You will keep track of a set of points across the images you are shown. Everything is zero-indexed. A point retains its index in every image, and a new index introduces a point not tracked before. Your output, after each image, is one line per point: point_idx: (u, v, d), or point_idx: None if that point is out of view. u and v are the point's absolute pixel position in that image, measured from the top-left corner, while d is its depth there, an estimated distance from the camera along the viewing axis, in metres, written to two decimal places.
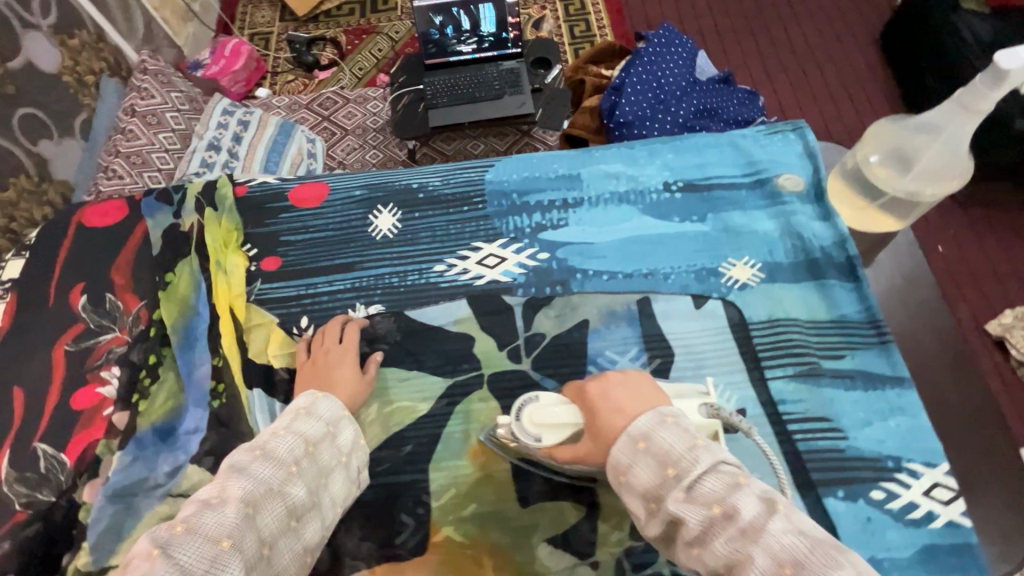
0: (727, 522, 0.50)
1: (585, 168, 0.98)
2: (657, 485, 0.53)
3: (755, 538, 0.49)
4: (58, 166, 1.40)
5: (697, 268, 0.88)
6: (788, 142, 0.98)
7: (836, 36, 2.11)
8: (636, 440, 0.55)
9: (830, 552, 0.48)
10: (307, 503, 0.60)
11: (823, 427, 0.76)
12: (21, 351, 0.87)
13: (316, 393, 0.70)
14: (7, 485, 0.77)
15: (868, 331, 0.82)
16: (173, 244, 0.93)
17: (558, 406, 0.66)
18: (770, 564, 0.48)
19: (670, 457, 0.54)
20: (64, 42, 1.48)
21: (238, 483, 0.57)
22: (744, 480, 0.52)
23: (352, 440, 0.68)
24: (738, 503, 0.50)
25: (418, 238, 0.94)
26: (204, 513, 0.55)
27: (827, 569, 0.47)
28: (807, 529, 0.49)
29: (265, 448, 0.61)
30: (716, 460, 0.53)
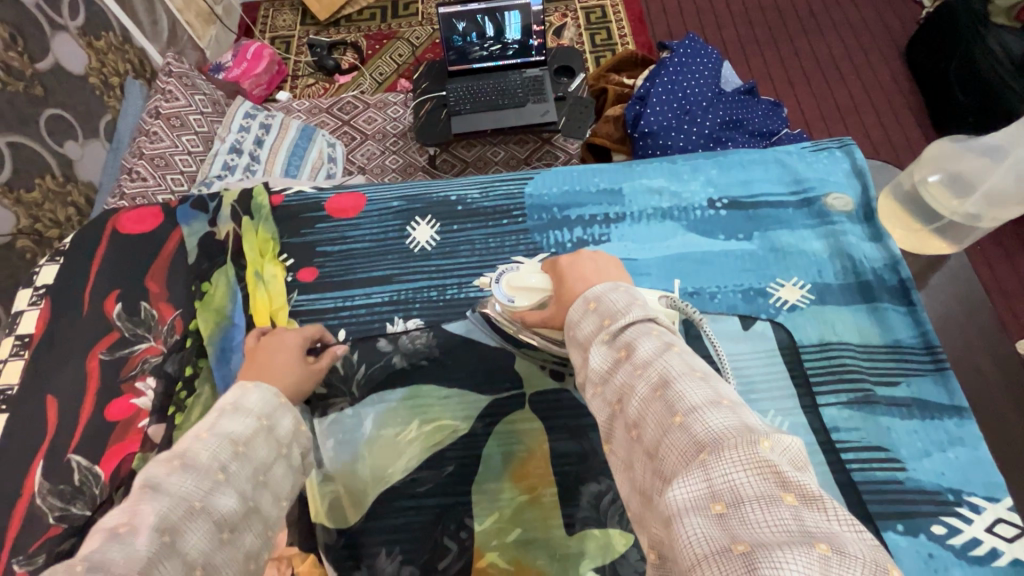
0: (625, 361, 0.47)
1: (628, 183, 0.96)
2: (591, 334, 0.51)
3: (641, 370, 0.45)
4: (83, 167, 1.40)
5: (744, 288, 0.86)
6: (834, 159, 0.96)
7: (861, 48, 2.08)
8: (588, 302, 0.53)
9: (702, 380, 0.44)
10: (238, 511, 0.54)
11: (879, 457, 0.73)
12: (55, 359, 0.86)
13: (246, 385, 0.64)
14: (41, 497, 0.76)
15: (923, 356, 0.79)
16: (209, 254, 0.92)
17: (534, 274, 0.71)
18: (646, 391, 0.44)
19: (610, 310, 0.51)
20: (91, 44, 1.48)
21: (149, 505, 0.50)
22: (657, 330, 0.49)
23: (291, 428, 0.63)
24: (637, 343, 0.47)
25: (457, 252, 0.92)
26: (109, 548, 0.47)
27: (690, 389, 0.43)
28: (692, 363, 0.46)
29: (184, 457, 0.54)
30: (646, 314, 0.50)
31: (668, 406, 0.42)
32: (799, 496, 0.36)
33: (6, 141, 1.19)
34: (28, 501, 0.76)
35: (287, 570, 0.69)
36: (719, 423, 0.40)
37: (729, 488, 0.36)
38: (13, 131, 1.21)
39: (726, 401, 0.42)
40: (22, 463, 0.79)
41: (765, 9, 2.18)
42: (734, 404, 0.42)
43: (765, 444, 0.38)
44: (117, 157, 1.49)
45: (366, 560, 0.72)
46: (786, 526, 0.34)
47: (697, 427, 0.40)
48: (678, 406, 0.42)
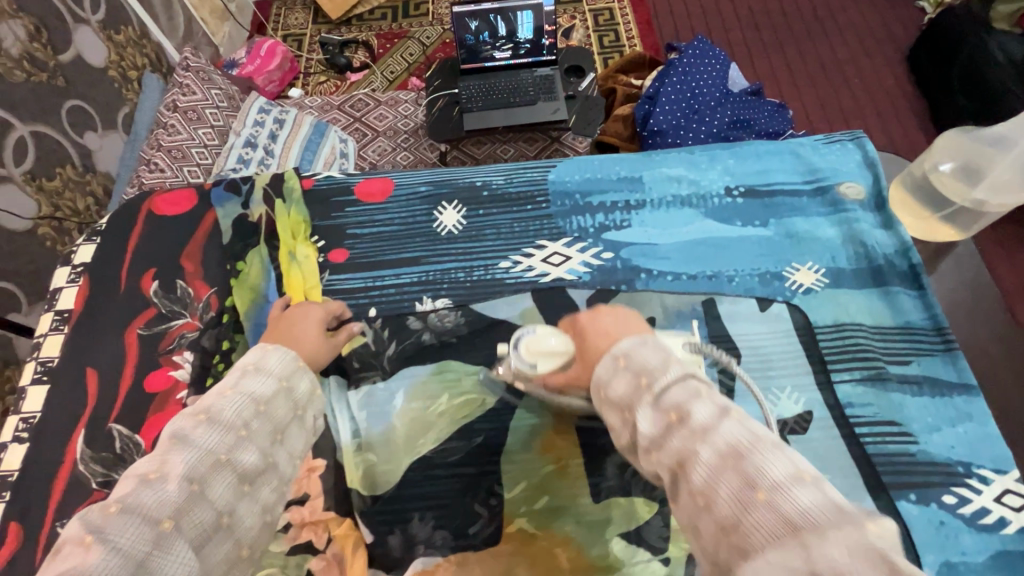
0: (679, 425, 0.47)
1: (648, 172, 0.99)
2: (629, 396, 0.51)
3: (702, 436, 0.45)
4: (101, 158, 1.43)
5: (761, 272, 0.89)
6: (847, 151, 0.99)
7: (865, 53, 2.13)
8: (618, 358, 0.54)
9: (774, 449, 0.43)
10: (259, 467, 0.57)
11: (893, 431, 0.76)
12: (94, 333, 0.89)
13: (267, 346, 0.65)
14: (83, 464, 0.79)
15: (934, 337, 0.83)
16: (242, 235, 0.96)
17: (553, 336, 0.68)
18: (712, 457, 0.44)
19: (645, 368, 0.51)
20: (111, 37, 1.50)
21: (179, 456, 0.54)
22: (704, 390, 0.49)
23: (308, 390, 0.64)
24: (693, 408, 0.47)
25: (483, 235, 0.95)
26: (141, 493, 0.51)
27: (765, 462, 0.42)
28: (759, 431, 0.45)
29: (209, 412, 0.57)
30: (685, 372, 0.50)
31: (746, 480, 0.42)
32: None
33: (30, 130, 1.22)
34: (71, 467, 0.79)
35: (325, 533, 0.74)
36: (806, 501, 0.39)
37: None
38: (37, 121, 1.24)
39: (809, 475, 0.41)
40: (63, 431, 0.82)
41: (770, 14, 2.23)
42: (817, 479, 0.41)
43: (870, 528, 0.36)
44: (134, 149, 1.51)
45: (400, 525, 0.74)
46: None
47: (782, 504, 0.40)
48: (759, 481, 0.41)
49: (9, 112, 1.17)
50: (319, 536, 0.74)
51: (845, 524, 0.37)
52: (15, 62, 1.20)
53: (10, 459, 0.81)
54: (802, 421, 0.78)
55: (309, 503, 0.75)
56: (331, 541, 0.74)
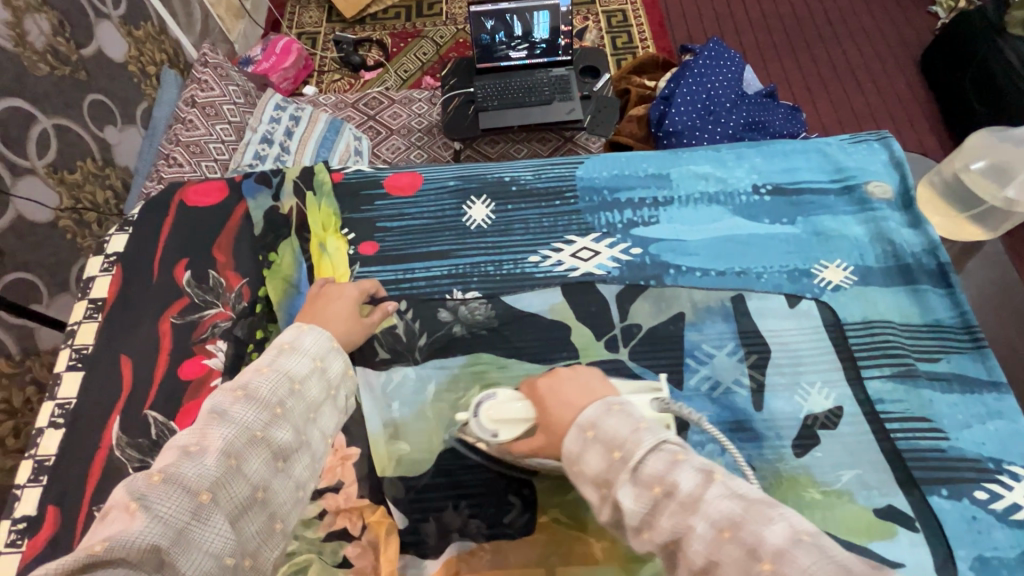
0: (667, 499, 0.50)
1: (675, 169, 1.00)
2: (606, 470, 0.53)
3: (694, 509, 0.48)
4: (120, 152, 1.42)
5: (790, 269, 0.90)
6: (873, 151, 1.00)
7: (877, 58, 2.13)
8: (585, 429, 0.56)
9: (763, 510, 0.48)
10: (293, 444, 0.58)
11: (923, 427, 0.77)
12: (128, 322, 0.90)
13: (302, 326, 0.67)
14: (119, 449, 0.80)
15: (962, 335, 0.84)
16: (273, 227, 0.96)
17: (516, 403, 0.70)
18: (710, 531, 0.47)
19: (614, 440, 0.54)
20: (131, 33, 1.50)
21: (218, 431, 0.54)
22: (681, 454, 0.52)
23: (341, 370, 0.66)
24: (676, 478, 0.50)
25: (512, 230, 0.96)
26: (182, 464, 0.52)
27: (761, 526, 0.47)
28: (746, 493, 0.49)
29: (246, 388, 0.58)
30: (658, 439, 0.53)
31: (749, 552, 0.46)
32: None
33: (52, 123, 1.21)
34: (107, 452, 0.80)
35: (359, 520, 0.75)
36: (808, 563, 0.43)
37: None
38: (60, 114, 1.23)
39: (807, 535, 0.46)
40: (99, 419, 0.83)
41: (782, 18, 2.24)
42: (814, 537, 0.46)
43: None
44: (152, 143, 1.51)
45: (434, 514, 0.75)
46: None
47: (788, 571, 0.44)
48: (762, 553, 0.45)
49: (32, 105, 1.17)
50: (354, 523, 0.74)
51: None
52: (39, 55, 1.20)
53: (47, 445, 0.82)
54: (833, 416, 0.78)
55: (343, 491, 0.76)
56: (366, 527, 0.74)
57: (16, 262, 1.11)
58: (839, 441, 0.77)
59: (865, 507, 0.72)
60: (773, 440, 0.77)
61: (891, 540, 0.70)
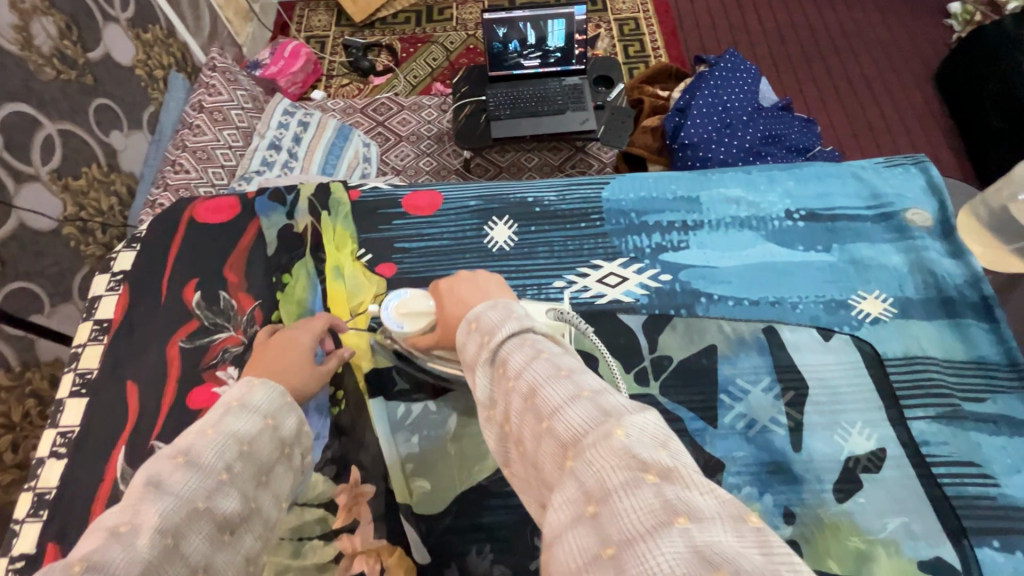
0: (500, 376, 0.47)
1: (705, 192, 0.96)
2: (474, 355, 0.50)
3: (514, 382, 0.45)
4: (126, 158, 1.38)
5: (826, 299, 0.86)
6: (910, 176, 0.97)
7: (893, 69, 2.10)
8: (470, 323, 0.53)
9: (559, 378, 0.44)
10: (241, 513, 0.54)
11: (972, 472, 0.73)
12: (136, 346, 0.86)
13: (253, 381, 0.62)
14: (125, 483, 0.76)
15: (1009, 374, 0.80)
16: (288, 247, 0.93)
17: (426, 301, 0.74)
18: (519, 402, 0.44)
19: (488, 329, 0.51)
20: (139, 36, 1.47)
21: (153, 504, 0.48)
22: (531, 339, 0.49)
23: (295, 428, 0.62)
24: (509, 356, 0.47)
25: (536, 253, 0.92)
26: (110, 547, 0.45)
27: (549, 392, 0.43)
28: (561, 361, 0.46)
29: (189, 454, 0.53)
30: (520, 326, 0.50)
31: (535, 415, 0.42)
32: (660, 473, 0.36)
33: (57, 129, 1.17)
34: (111, 487, 0.76)
35: (377, 563, 0.70)
36: (579, 420, 0.40)
37: (598, 484, 0.36)
38: (65, 119, 1.20)
39: (587, 391, 0.42)
40: (103, 448, 0.79)
41: (798, 28, 2.20)
42: (594, 393, 0.42)
43: (620, 433, 0.38)
44: (159, 149, 1.47)
45: (456, 559, 0.71)
46: (649, 506, 0.34)
47: (559, 430, 0.41)
48: (544, 412, 0.42)
49: (38, 111, 1.13)
50: (372, 566, 0.70)
51: (600, 435, 0.38)
52: (46, 59, 1.17)
53: (48, 476, 0.78)
54: (876, 459, 0.74)
55: (359, 532, 0.72)
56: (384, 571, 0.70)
57: (18, 272, 1.07)
58: (885, 486, 0.73)
59: (909, 559, 0.68)
60: (813, 483, 0.73)
61: None
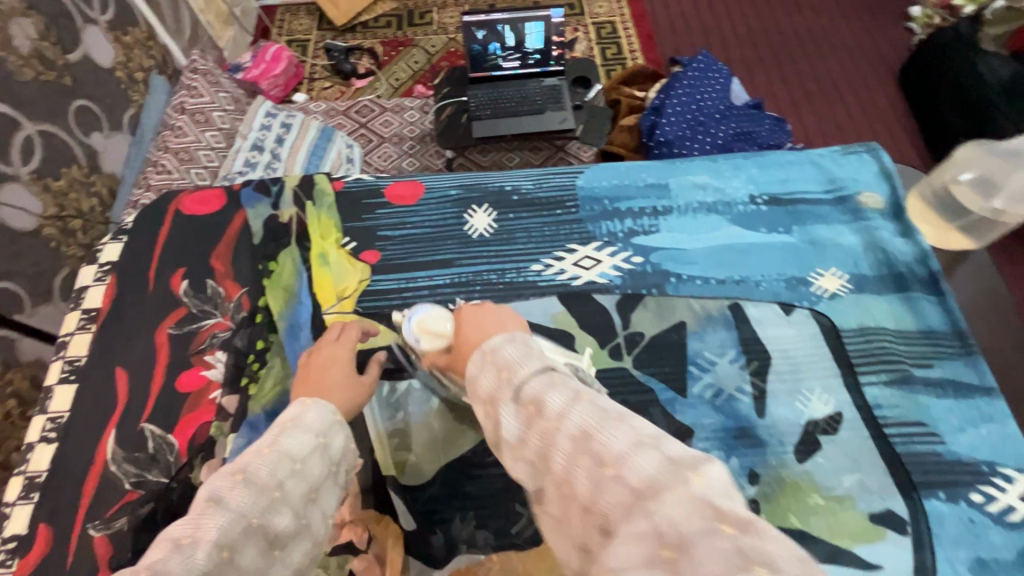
0: (538, 416, 0.46)
1: (673, 179, 1.02)
2: (494, 390, 0.49)
3: (557, 424, 0.44)
4: (107, 158, 1.39)
5: (787, 277, 0.92)
6: (863, 162, 1.03)
7: (858, 71, 2.19)
8: (486, 354, 0.53)
9: (615, 421, 0.43)
10: (291, 530, 0.52)
11: (920, 431, 0.79)
12: (124, 334, 0.88)
13: (306, 401, 0.62)
14: (115, 464, 0.78)
15: (954, 342, 0.86)
16: (273, 236, 0.95)
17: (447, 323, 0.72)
18: (568, 444, 0.43)
19: (506, 362, 0.50)
20: (119, 38, 1.48)
21: (214, 518, 0.49)
22: (561, 378, 0.48)
23: (343, 447, 0.60)
24: (548, 396, 0.46)
25: (515, 238, 0.96)
26: (171, 559, 0.46)
27: (610, 435, 0.42)
28: (607, 405, 0.45)
29: (246, 471, 0.52)
30: (545, 364, 0.49)
31: (594, 457, 0.41)
32: (736, 524, 0.35)
33: (36, 129, 1.18)
34: (101, 468, 0.78)
35: (365, 531, 0.72)
36: (648, 467, 0.39)
37: (673, 531, 0.35)
38: (44, 120, 1.21)
39: (648, 438, 0.41)
40: (92, 432, 0.81)
41: (768, 32, 2.29)
42: (655, 439, 0.41)
43: (696, 483, 0.37)
44: (140, 150, 1.48)
45: (441, 526, 0.74)
46: (727, 557, 0.34)
47: (627, 476, 0.39)
48: (605, 456, 0.41)
49: (16, 111, 1.14)
50: (360, 535, 0.72)
51: (676, 482, 0.38)
52: (25, 60, 1.18)
53: (38, 460, 0.80)
54: (833, 422, 0.80)
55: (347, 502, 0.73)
56: (372, 539, 0.72)
57: None
58: (842, 447, 0.78)
59: (863, 513, 0.73)
60: (775, 446, 0.78)
61: (880, 541, 0.72)
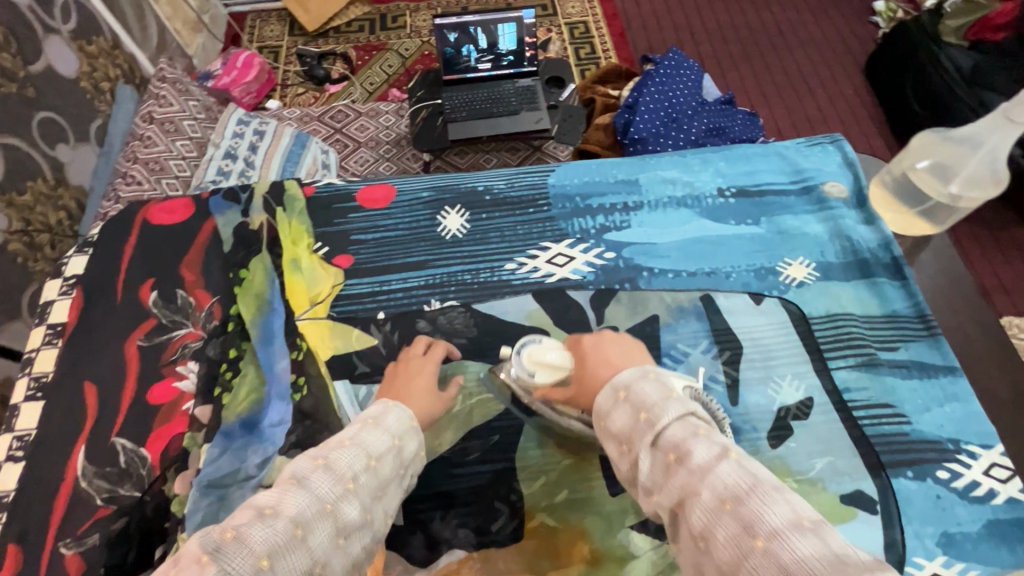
0: (678, 466, 0.50)
1: (643, 175, 1.03)
2: (630, 430, 0.55)
3: (701, 478, 0.48)
4: (74, 171, 1.36)
5: (757, 267, 0.93)
6: (827, 153, 1.06)
7: (826, 65, 2.23)
8: (618, 390, 0.59)
9: (768, 492, 0.46)
10: (358, 522, 0.54)
11: (887, 413, 0.81)
12: (92, 348, 0.86)
13: (388, 403, 0.66)
14: (86, 481, 0.76)
15: (918, 325, 0.88)
16: (243, 243, 0.94)
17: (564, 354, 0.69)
18: (712, 502, 0.47)
19: (642, 404, 0.56)
20: (83, 48, 1.45)
21: (296, 497, 0.51)
22: (703, 429, 0.53)
23: (415, 453, 0.63)
24: (692, 447, 0.51)
25: (488, 238, 0.97)
26: (254, 525, 0.48)
27: (762, 506, 0.45)
28: (756, 473, 0.48)
29: (327, 458, 0.55)
30: (684, 411, 0.54)
31: (746, 528, 0.44)
32: None
33: None
34: (72, 485, 0.76)
35: None
36: (804, 549, 0.42)
37: None
38: (6, 133, 1.18)
39: (808, 521, 0.44)
40: (62, 449, 0.79)
41: (737, 28, 2.33)
42: (815, 524, 0.44)
43: None
44: (108, 161, 1.44)
45: (421, 526, 0.74)
46: None
47: (781, 554, 0.42)
48: (758, 528, 0.44)
49: None
50: None
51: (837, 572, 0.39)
52: None
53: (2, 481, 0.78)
54: (805, 407, 0.81)
55: None
56: None
57: None
58: (812, 432, 0.80)
59: (833, 494, 0.75)
60: (748, 433, 0.80)
61: (851, 521, 0.73)
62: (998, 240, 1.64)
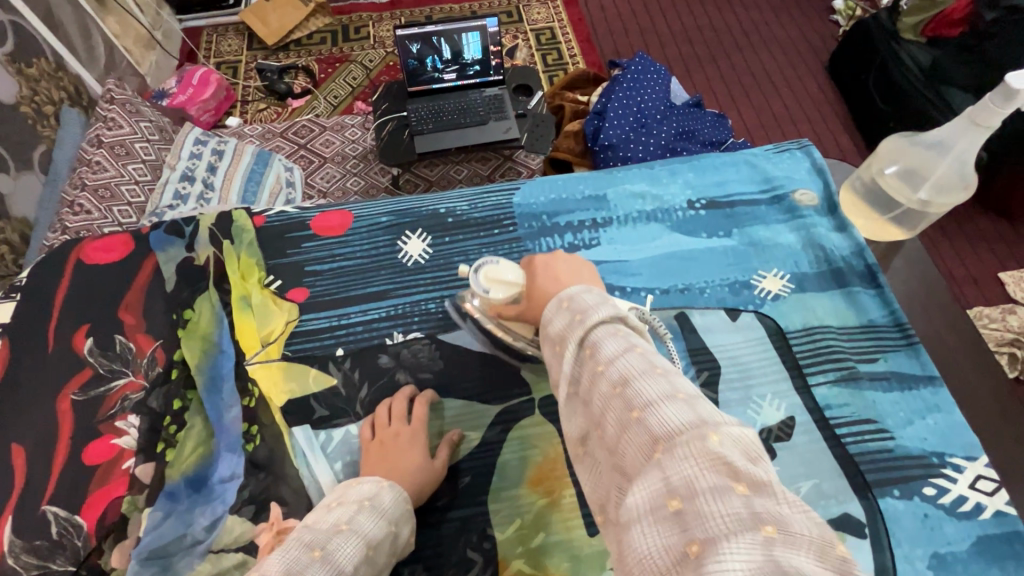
0: (590, 359, 0.48)
1: (612, 189, 1.00)
2: (564, 330, 0.50)
3: (605, 367, 0.46)
4: (17, 201, 1.27)
5: (731, 281, 0.91)
6: (796, 159, 1.04)
7: (790, 64, 2.24)
8: (562, 301, 0.52)
9: (659, 376, 0.44)
10: None
11: (870, 428, 0.78)
12: (21, 406, 0.79)
13: (380, 482, 0.64)
14: (13, 557, 0.69)
15: (896, 334, 0.86)
16: (189, 281, 0.88)
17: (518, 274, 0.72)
18: (607, 389, 0.45)
19: (581, 308, 0.50)
20: (22, 71, 1.36)
21: None
22: (624, 330, 0.49)
23: (407, 538, 0.63)
24: (602, 341, 0.47)
25: (452, 263, 0.92)
26: None
27: (647, 386, 0.43)
28: (658, 361, 0.46)
29: (325, 548, 0.53)
30: (614, 313, 0.49)
31: (625, 402, 0.43)
32: (749, 485, 0.36)
33: None
34: None
35: None
36: (675, 418, 0.40)
37: (685, 485, 0.37)
38: None
39: (682, 394, 0.43)
40: None
41: (703, 30, 2.33)
42: (690, 396, 0.42)
43: (712, 442, 0.38)
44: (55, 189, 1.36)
45: None
46: (737, 514, 0.35)
47: (652, 423, 0.41)
48: (636, 401, 0.43)
49: None
50: None
51: (695, 436, 0.39)
52: None
53: None
54: (786, 427, 0.78)
55: None
56: None
57: None
58: (796, 454, 0.77)
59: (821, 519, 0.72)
60: None
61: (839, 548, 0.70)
62: (966, 232, 1.65)
